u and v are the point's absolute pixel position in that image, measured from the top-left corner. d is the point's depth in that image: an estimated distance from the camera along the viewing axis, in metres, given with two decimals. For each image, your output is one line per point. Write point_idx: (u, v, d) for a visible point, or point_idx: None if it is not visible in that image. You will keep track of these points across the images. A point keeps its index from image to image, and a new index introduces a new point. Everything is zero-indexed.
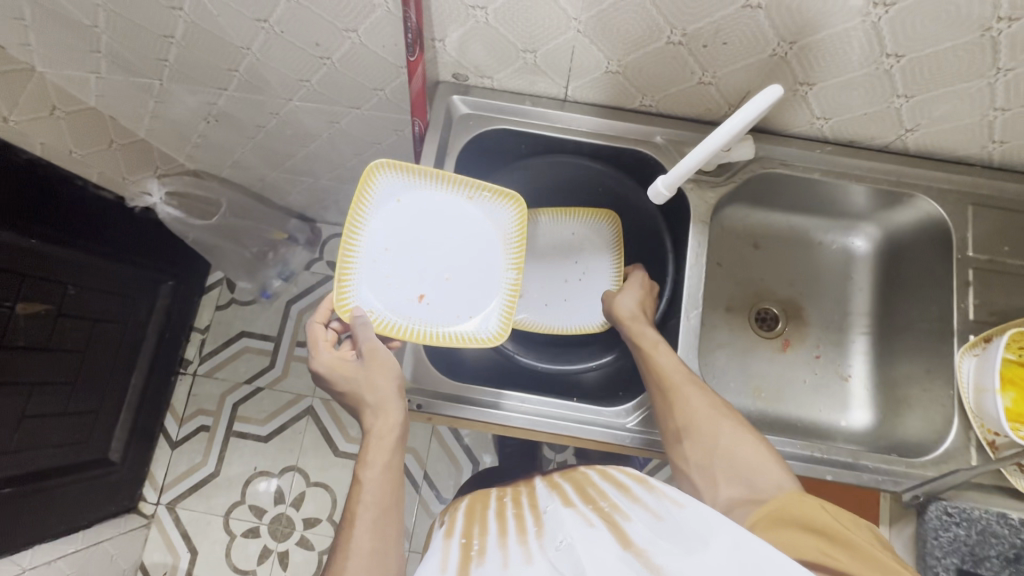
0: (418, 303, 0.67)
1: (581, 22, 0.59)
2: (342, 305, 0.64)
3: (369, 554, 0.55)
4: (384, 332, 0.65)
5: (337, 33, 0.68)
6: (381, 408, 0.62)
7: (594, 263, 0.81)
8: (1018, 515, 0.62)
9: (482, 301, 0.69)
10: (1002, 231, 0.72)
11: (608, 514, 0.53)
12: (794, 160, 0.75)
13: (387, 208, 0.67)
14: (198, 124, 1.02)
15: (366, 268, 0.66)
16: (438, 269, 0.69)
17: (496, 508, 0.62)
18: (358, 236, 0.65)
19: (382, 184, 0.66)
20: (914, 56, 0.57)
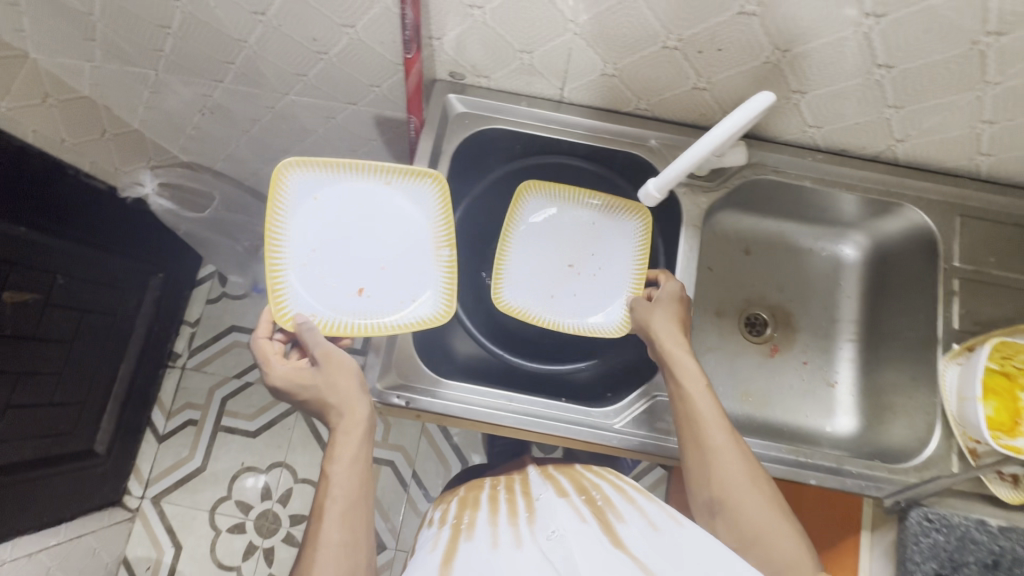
0: (359, 296, 0.68)
1: (578, 25, 0.59)
2: (282, 315, 0.65)
3: (338, 547, 0.56)
4: (333, 333, 0.66)
5: (335, 29, 0.68)
6: (346, 407, 0.62)
7: (616, 260, 0.74)
8: (996, 522, 0.63)
9: (420, 283, 0.69)
10: (988, 242, 0.73)
11: (601, 512, 0.57)
12: (786, 167, 0.75)
13: (304, 206, 0.67)
14: (194, 116, 1.02)
15: (300, 273, 0.66)
16: (373, 259, 0.69)
17: (491, 493, 0.68)
18: (284, 241, 0.66)
19: (293, 185, 0.66)
20: (905, 68, 0.58)
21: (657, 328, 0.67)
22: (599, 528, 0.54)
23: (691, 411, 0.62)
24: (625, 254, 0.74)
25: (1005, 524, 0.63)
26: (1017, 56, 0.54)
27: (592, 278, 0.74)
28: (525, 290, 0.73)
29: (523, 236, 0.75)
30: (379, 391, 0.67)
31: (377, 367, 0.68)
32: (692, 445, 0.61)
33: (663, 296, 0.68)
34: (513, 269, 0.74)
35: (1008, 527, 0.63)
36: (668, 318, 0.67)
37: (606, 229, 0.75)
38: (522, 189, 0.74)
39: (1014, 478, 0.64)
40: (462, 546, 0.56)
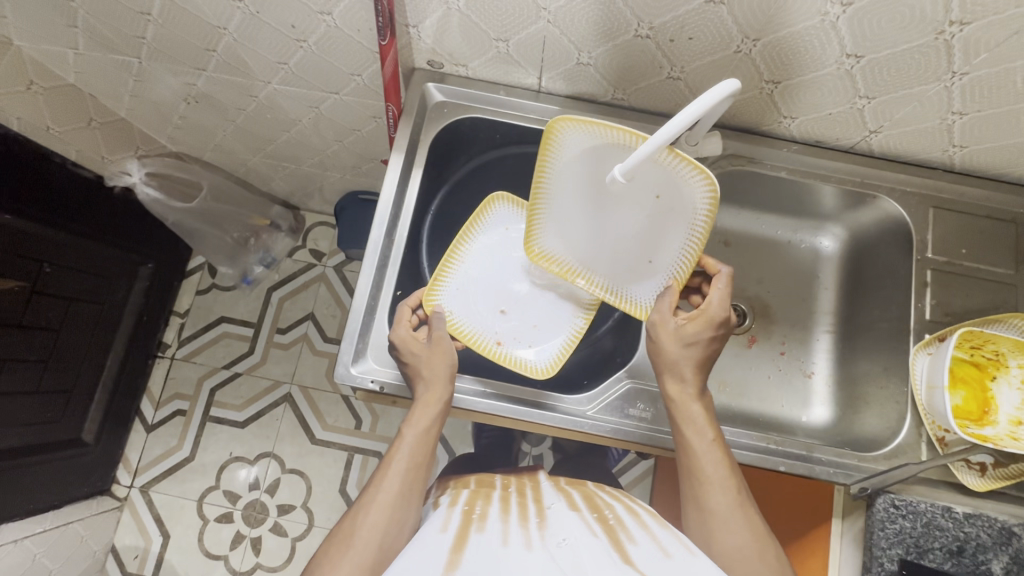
0: (494, 321, 0.72)
1: (550, 13, 0.60)
2: (429, 298, 0.69)
3: (394, 497, 0.58)
4: (456, 333, 0.69)
5: (312, 16, 0.69)
6: (433, 385, 0.63)
7: (669, 228, 0.64)
8: (961, 509, 0.64)
9: (550, 335, 0.73)
10: (961, 234, 0.74)
11: (612, 531, 0.58)
12: (763, 158, 0.76)
13: (495, 233, 0.75)
14: (179, 105, 1.02)
15: (462, 280, 0.72)
16: (523, 303, 0.74)
17: (502, 493, 0.69)
18: (465, 254, 0.73)
19: (496, 213, 0.75)
20: (873, 58, 0.58)
21: (667, 357, 0.63)
22: (609, 543, 0.55)
23: (692, 466, 0.59)
24: (681, 224, 0.63)
25: (970, 511, 0.64)
26: (980, 47, 0.54)
27: (636, 241, 0.66)
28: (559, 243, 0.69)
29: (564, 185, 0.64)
30: (354, 375, 0.68)
31: (352, 351, 0.68)
32: (692, 502, 0.59)
33: (686, 332, 0.62)
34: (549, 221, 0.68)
35: (973, 513, 0.64)
36: (685, 354, 0.62)
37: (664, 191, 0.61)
38: (558, 123, 0.58)
39: (982, 467, 0.65)
40: (473, 535, 0.56)
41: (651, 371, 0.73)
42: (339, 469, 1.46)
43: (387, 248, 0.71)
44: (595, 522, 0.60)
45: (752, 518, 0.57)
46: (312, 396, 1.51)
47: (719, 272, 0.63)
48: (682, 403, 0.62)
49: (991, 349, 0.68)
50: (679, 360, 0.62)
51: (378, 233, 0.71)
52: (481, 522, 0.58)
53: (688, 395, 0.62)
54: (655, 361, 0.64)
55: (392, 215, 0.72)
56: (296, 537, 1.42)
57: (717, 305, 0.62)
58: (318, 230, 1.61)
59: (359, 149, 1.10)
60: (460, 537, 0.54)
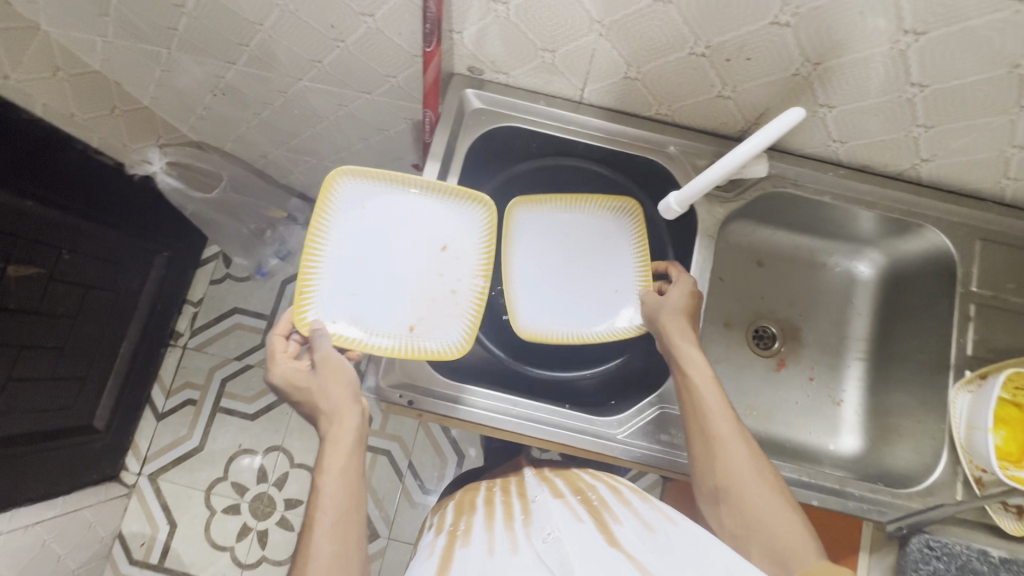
0: (368, 313, 0.66)
1: (604, 26, 0.57)
2: (301, 317, 0.64)
3: (329, 559, 0.55)
4: (344, 345, 0.65)
5: (353, 16, 0.66)
6: (336, 416, 0.61)
7: (609, 258, 0.74)
8: (997, 553, 0.63)
9: (447, 312, 0.68)
10: (1008, 269, 0.72)
11: (599, 515, 0.59)
12: (807, 181, 0.74)
13: (350, 217, 0.67)
14: (204, 96, 1.00)
15: (332, 280, 0.66)
16: (412, 286, 0.68)
17: (489, 498, 0.73)
18: (325, 247, 0.66)
19: (344, 196, 0.67)
20: (939, 87, 0.56)
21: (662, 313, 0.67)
22: (595, 527, 0.56)
23: (696, 399, 0.62)
24: (626, 248, 0.73)
25: (1005, 555, 0.63)
26: None
27: (598, 275, 0.73)
28: (533, 297, 0.71)
29: (522, 245, 0.73)
30: (380, 390, 0.67)
31: (379, 368, 0.68)
32: (698, 435, 0.61)
33: (674, 288, 0.68)
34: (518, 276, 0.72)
35: (1009, 558, 0.63)
36: (674, 311, 0.67)
37: (598, 223, 0.74)
38: (511, 208, 0.72)
39: (1018, 510, 0.63)
40: (459, 548, 0.59)
41: None
42: None
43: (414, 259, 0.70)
44: (582, 510, 0.61)
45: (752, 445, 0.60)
46: None
47: (671, 262, 0.71)
48: (682, 337, 0.65)
49: None
50: (678, 302, 0.66)
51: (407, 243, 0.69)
52: (466, 537, 0.61)
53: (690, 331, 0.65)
54: (654, 315, 0.67)
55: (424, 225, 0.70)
56: None
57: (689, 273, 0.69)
58: None
59: (384, 147, 1.08)
60: (444, 558, 0.56)
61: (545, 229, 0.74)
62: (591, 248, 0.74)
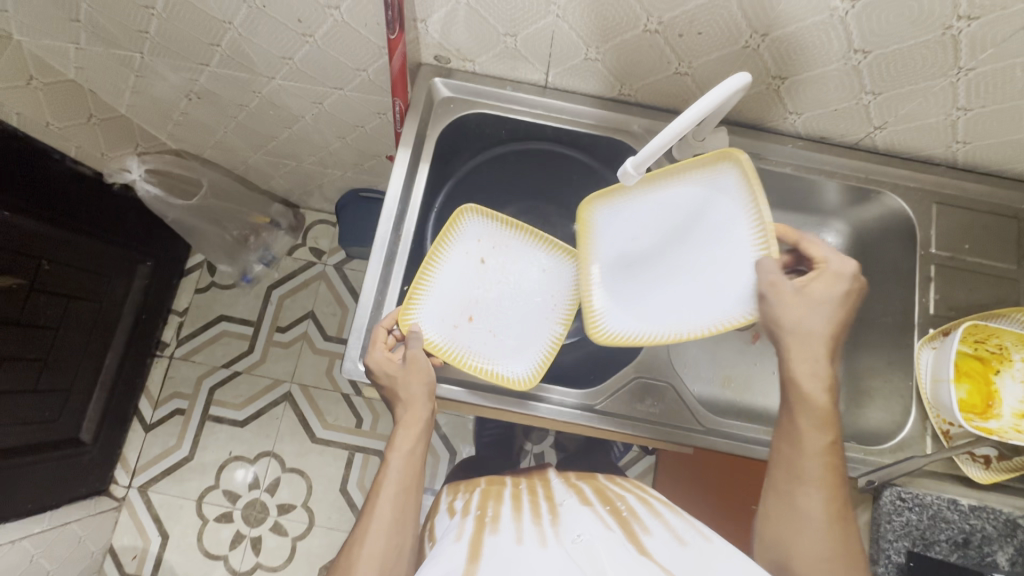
0: (467, 335, 0.70)
1: (560, 7, 0.59)
2: (405, 318, 0.66)
3: (390, 524, 0.58)
4: (433, 350, 0.67)
5: (320, 10, 0.68)
6: (412, 405, 0.62)
7: (720, 235, 0.61)
8: (966, 501, 0.65)
9: (534, 347, 0.71)
10: (963, 230, 0.75)
11: (627, 524, 0.63)
12: (769, 154, 0.76)
13: (468, 246, 0.73)
14: (181, 102, 1.02)
15: (436, 296, 0.70)
16: (497, 319, 0.72)
17: (514, 491, 0.76)
18: (437, 270, 0.70)
19: (467, 226, 0.73)
20: (881, 53, 0.59)
21: (795, 326, 0.56)
22: (624, 536, 0.60)
23: (795, 462, 0.56)
24: (738, 214, 0.59)
25: (975, 503, 0.65)
26: (986, 42, 0.55)
27: (705, 259, 0.62)
28: (637, 293, 0.67)
29: (608, 245, 0.68)
30: (361, 371, 0.67)
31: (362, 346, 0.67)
32: (781, 498, 0.57)
33: (814, 295, 0.56)
34: (611, 261, 0.68)
35: (979, 506, 0.64)
36: (802, 320, 0.56)
37: (699, 192, 0.62)
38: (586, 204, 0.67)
39: (986, 459, 0.66)
40: (489, 535, 0.62)
41: (660, 366, 0.71)
42: (340, 468, 1.45)
43: (393, 243, 0.70)
44: (610, 518, 0.65)
45: (845, 532, 0.54)
46: (313, 395, 1.50)
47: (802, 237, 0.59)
48: (806, 384, 0.56)
49: (995, 344, 0.68)
50: (814, 332, 0.56)
51: (384, 228, 0.70)
52: (494, 524, 0.64)
53: (818, 384, 0.56)
54: (777, 331, 0.57)
55: (399, 209, 0.71)
56: (297, 536, 1.41)
57: (840, 267, 0.57)
58: (318, 228, 1.60)
59: (361, 146, 1.09)
60: (475, 543, 0.60)
61: (640, 211, 0.66)
62: (702, 230, 0.62)
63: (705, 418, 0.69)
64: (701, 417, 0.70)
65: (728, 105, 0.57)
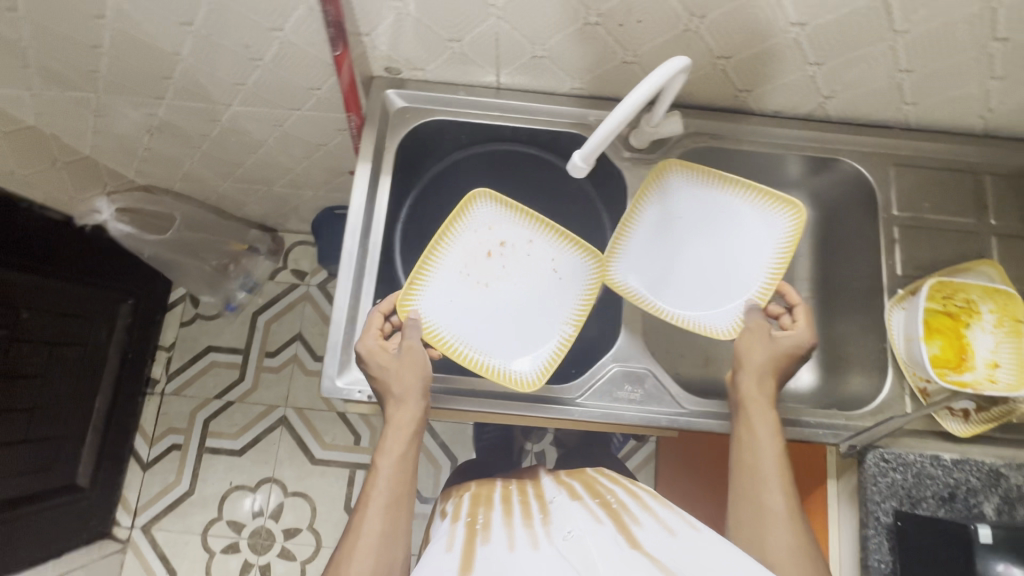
0: (469, 324, 0.71)
1: (499, 8, 0.60)
2: (403, 304, 0.68)
3: (379, 537, 0.58)
4: (431, 341, 0.69)
5: (265, 34, 0.68)
6: (406, 400, 0.63)
7: (742, 255, 0.73)
8: (949, 455, 0.66)
9: (538, 343, 0.72)
10: (922, 189, 0.76)
11: (617, 515, 0.63)
12: (726, 133, 0.76)
13: (478, 234, 0.74)
14: (143, 138, 1.01)
15: (440, 282, 0.71)
16: (503, 310, 0.73)
17: (505, 494, 0.74)
18: (442, 257, 0.72)
19: (477, 214, 0.73)
20: (817, 24, 0.60)
21: (753, 363, 0.65)
22: (615, 530, 0.60)
23: (754, 468, 0.62)
24: (766, 250, 0.72)
25: (958, 456, 0.66)
26: (916, 3, 0.56)
27: (725, 271, 0.73)
28: (656, 270, 0.74)
29: (652, 221, 0.75)
30: (340, 387, 0.67)
31: (337, 363, 0.67)
32: (748, 499, 0.61)
33: (779, 342, 0.65)
34: (645, 236, 0.75)
35: (961, 459, 0.65)
36: (760, 358, 0.65)
37: (750, 216, 0.73)
38: (664, 168, 0.73)
39: (965, 412, 0.67)
40: (481, 545, 0.61)
41: (637, 353, 0.72)
42: (342, 486, 1.45)
43: (361, 257, 0.71)
44: (599, 509, 0.64)
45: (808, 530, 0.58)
46: (309, 416, 1.50)
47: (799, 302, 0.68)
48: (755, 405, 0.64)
49: (962, 298, 0.69)
50: (766, 369, 0.65)
51: (350, 243, 0.70)
52: (486, 533, 0.63)
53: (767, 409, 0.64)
54: (739, 365, 0.66)
55: (364, 222, 0.71)
56: (306, 559, 1.41)
57: (810, 335, 0.65)
58: (298, 250, 1.60)
59: (329, 163, 1.09)
60: (465, 557, 0.58)
61: (688, 201, 0.75)
62: (732, 244, 0.74)
63: (687, 399, 0.70)
64: (683, 400, 0.70)
65: (675, 89, 0.59)
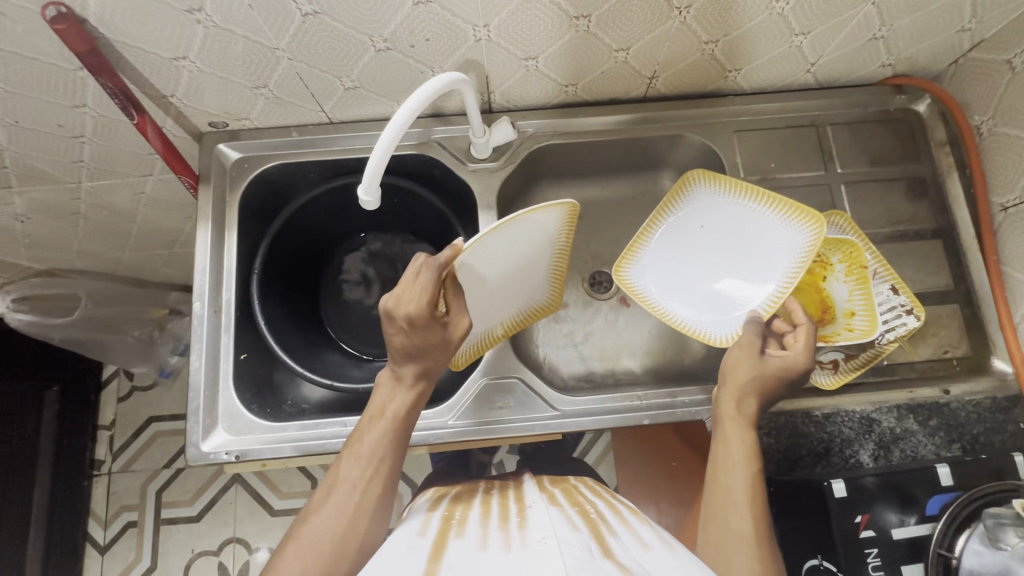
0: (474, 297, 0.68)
1: (286, 50, 0.60)
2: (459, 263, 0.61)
3: (363, 489, 0.53)
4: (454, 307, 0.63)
5: (72, 112, 0.67)
6: (425, 373, 0.58)
7: (759, 266, 0.71)
8: (820, 410, 0.66)
9: (489, 330, 0.72)
10: (767, 150, 0.76)
11: (594, 523, 0.53)
12: (565, 128, 0.76)
13: (535, 228, 0.66)
14: (18, 226, 0.98)
15: (489, 251, 0.64)
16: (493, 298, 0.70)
17: (484, 498, 0.65)
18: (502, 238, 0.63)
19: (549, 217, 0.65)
20: (601, 13, 0.60)
21: (731, 380, 0.60)
22: (590, 536, 0.50)
23: (717, 483, 0.55)
24: (783, 266, 0.69)
25: (829, 410, 0.66)
26: None
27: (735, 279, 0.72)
28: (670, 267, 0.75)
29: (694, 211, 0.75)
30: (206, 453, 0.66)
31: (200, 429, 0.66)
32: (710, 516, 0.54)
33: (773, 363, 0.59)
34: (677, 229, 0.76)
35: (831, 412, 0.66)
36: (749, 372, 0.59)
37: (778, 232, 0.70)
38: (695, 177, 0.74)
39: (834, 363, 0.67)
40: (452, 539, 0.52)
41: (507, 363, 0.72)
42: None
43: (214, 317, 0.70)
44: (577, 518, 0.55)
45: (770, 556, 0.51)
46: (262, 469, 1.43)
47: (802, 320, 0.61)
48: (731, 427, 0.58)
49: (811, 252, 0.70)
50: (743, 387, 0.59)
51: (200, 306, 0.70)
52: (460, 527, 0.55)
53: (743, 434, 0.57)
54: (723, 379, 0.61)
55: (213, 283, 0.71)
56: None
57: (804, 362, 0.59)
58: None
59: None
60: (436, 545, 0.51)
61: (722, 204, 0.74)
62: (752, 256, 0.72)
63: (562, 402, 0.70)
64: (557, 403, 0.70)
65: (472, 99, 0.61)
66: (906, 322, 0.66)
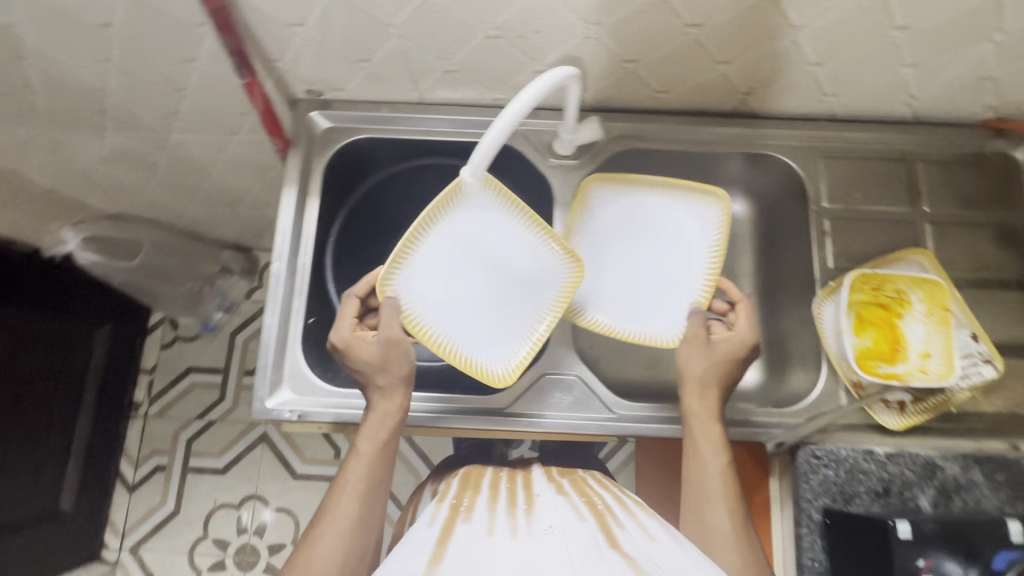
0: (457, 314, 0.66)
1: (399, 27, 0.61)
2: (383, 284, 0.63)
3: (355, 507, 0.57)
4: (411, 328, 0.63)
5: (179, 64, 0.70)
6: (394, 387, 0.62)
7: (690, 251, 0.74)
8: (883, 449, 0.66)
9: (513, 339, 0.68)
10: (850, 180, 0.75)
11: (600, 512, 0.54)
12: (650, 134, 0.76)
13: (469, 217, 0.65)
14: (101, 169, 1.02)
15: (432, 264, 0.65)
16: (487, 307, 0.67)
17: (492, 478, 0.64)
18: (427, 240, 0.64)
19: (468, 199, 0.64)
20: (715, 23, 0.59)
21: (690, 375, 0.65)
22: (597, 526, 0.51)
23: (699, 486, 0.60)
24: (704, 245, 0.73)
25: (892, 449, 0.66)
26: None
27: (671, 277, 0.73)
28: (619, 287, 0.74)
29: (606, 219, 0.75)
30: (269, 408, 0.68)
31: (267, 385, 0.68)
32: (692, 514, 0.59)
33: (717, 352, 0.65)
34: (611, 240, 0.75)
35: (895, 452, 0.65)
36: (699, 365, 0.65)
37: (689, 218, 0.74)
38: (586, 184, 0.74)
39: (900, 404, 0.67)
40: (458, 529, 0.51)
41: (565, 358, 0.73)
42: None
43: (290, 278, 0.72)
44: (584, 505, 0.55)
45: (751, 545, 0.57)
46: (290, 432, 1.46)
47: (741, 299, 0.67)
48: (700, 443, 0.62)
49: (891, 289, 0.70)
50: (700, 382, 0.64)
51: (278, 265, 0.72)
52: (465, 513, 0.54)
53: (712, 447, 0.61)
54: (681, 376, 0.66)
55: (291, 246, 0.72)
56: None
57: (751, 337, 0.65)
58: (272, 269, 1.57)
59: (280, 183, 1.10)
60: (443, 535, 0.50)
61: (633, 201, 0.75)
62: (678, 245, 0.74)
63: (617, 405, 0.70)
64: (612, 404, 0.71)
65: (574, 97, 0.61)
66: (982, 371, 0.66)
